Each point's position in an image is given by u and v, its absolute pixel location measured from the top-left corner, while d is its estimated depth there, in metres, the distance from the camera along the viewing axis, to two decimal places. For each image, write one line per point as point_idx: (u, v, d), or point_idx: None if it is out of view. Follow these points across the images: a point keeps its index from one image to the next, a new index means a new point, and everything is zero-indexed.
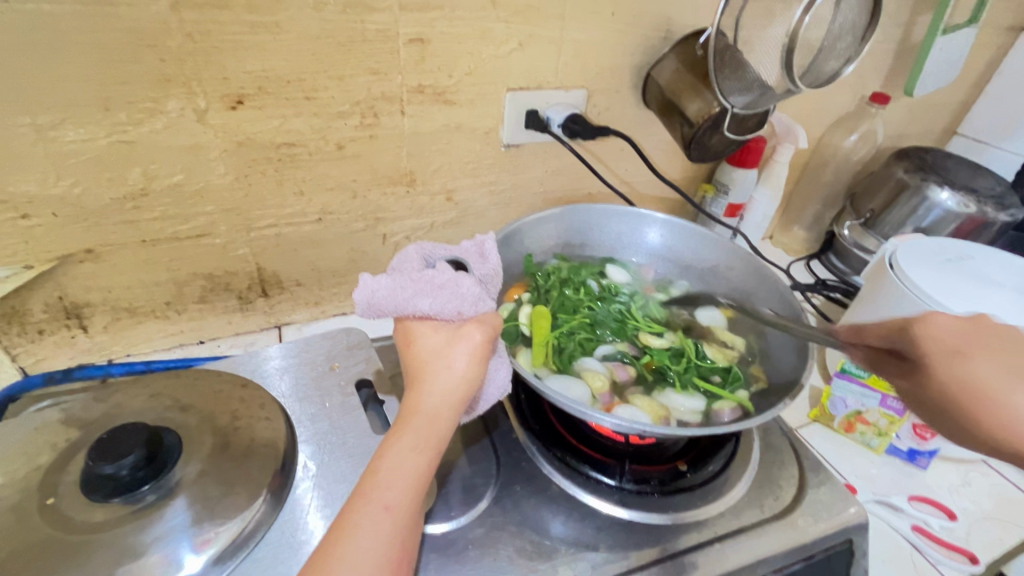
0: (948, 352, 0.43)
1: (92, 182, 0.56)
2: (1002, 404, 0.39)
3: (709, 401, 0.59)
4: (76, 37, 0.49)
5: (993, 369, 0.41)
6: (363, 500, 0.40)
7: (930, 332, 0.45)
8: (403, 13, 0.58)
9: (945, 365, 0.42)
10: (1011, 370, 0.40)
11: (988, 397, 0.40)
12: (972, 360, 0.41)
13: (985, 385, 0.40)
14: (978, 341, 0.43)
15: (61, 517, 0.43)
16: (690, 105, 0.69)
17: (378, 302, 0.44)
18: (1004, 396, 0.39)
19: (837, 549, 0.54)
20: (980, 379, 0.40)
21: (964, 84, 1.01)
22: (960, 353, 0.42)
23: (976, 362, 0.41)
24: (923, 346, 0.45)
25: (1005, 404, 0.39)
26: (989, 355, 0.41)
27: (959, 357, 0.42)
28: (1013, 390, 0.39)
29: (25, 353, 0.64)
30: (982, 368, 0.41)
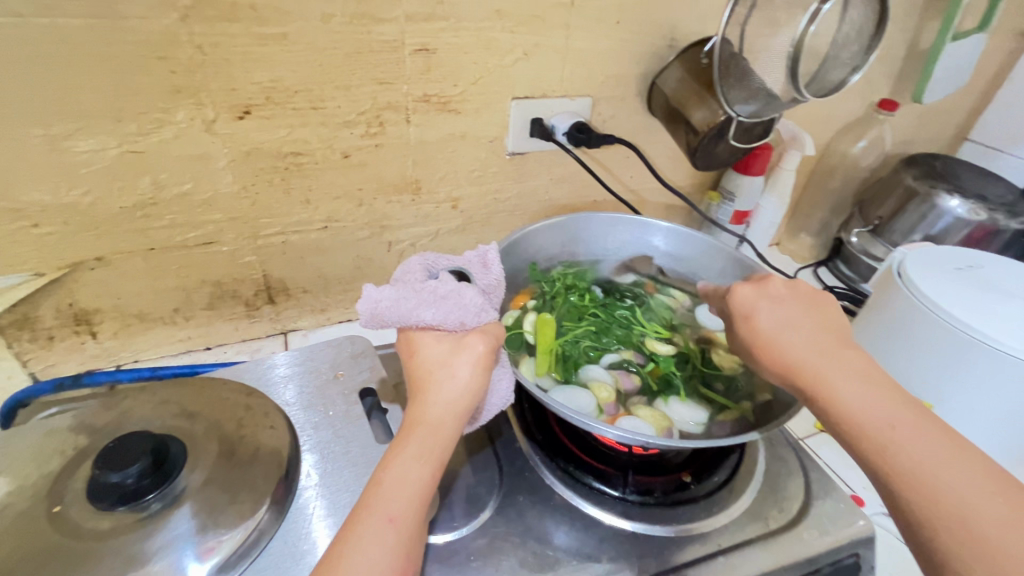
0: (742, 311, 0.51)
1: (102, 191, 0.57)
2: (786, 355, 0.47)
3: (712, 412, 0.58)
4: (88, 50, 0.49)
5: (775, 321, 0.49)
6: (368, 511, 0.40)
7: (734, 296, 0.52)
8: (409, 24, 0.59)
9: (738, 322, 0.51)
10: (788, 323, 0.48)
11: (764, 349, 0.48)
12: (758, 313, 0.50)
13: (769, 338, 0.48)
14: (763, 300, 0.51)
15: (68, 524, 0.43)
16: (696, 113, 0.69)
17: (382, 313, 0.44)
18: (785, 350, 0.47)
19: (843, 563, 0.53)
20: (762, 332, 0.49)
21: (974, 90, 1.00)
22: (749, 311, 0.51)
23: (762, 316, 0.50)
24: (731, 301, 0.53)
25: (785, 351, 0.47)
26: (769, 311, 0.50)
27: (748, 317, 0.50)
28: (784, 338, 0.47)
29: (36, 358, 0.65)
30: (764, 324, 0.49)
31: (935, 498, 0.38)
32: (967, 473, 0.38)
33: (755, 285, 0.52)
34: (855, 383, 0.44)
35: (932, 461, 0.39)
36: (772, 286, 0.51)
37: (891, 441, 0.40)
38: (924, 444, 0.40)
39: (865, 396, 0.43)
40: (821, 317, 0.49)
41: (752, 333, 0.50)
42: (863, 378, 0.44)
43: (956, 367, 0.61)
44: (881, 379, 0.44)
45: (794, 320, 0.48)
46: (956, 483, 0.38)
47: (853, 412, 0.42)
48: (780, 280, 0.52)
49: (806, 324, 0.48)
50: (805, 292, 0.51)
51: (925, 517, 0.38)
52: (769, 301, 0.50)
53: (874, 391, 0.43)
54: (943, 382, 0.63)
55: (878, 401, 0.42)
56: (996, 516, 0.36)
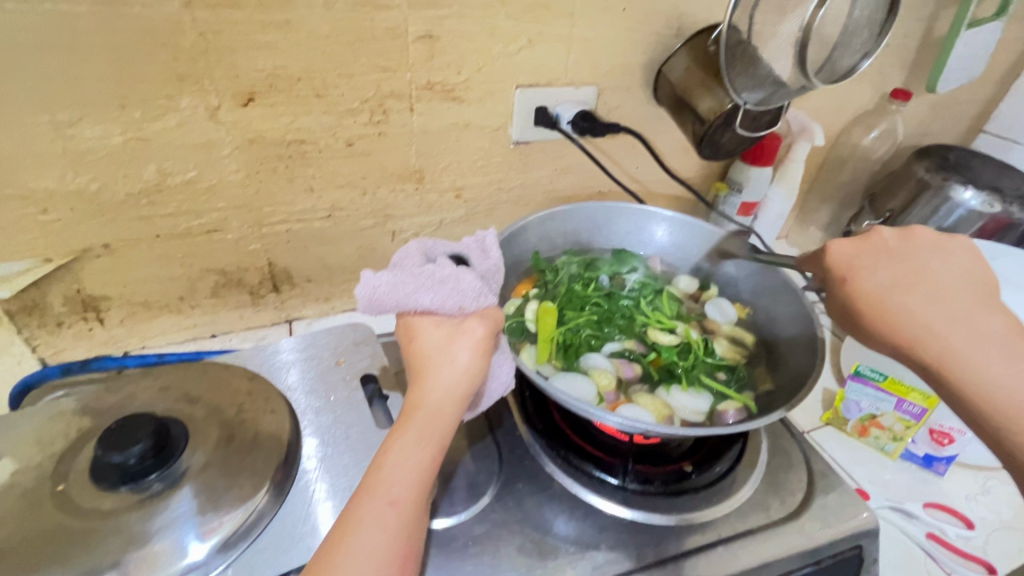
0: (845, 271, 0.49)
1: (108, 178, 0.58)
2: (898, 317, 0.45)
3: (713, 402, 0.58)
4: (93, 37, 0.50)
5: (887, 280, 0.47)
6: (369, 496, 0.40)
7: (830, 256, 0.50)
8: (412, 11, 0.59)
9: (836, 283, 0.49)
10: (901, 281, 0.46)
11: (876, 308, 0.46)
12: (865, 272, 0.48)
13: (883, 299, 0.46)
14: (868, 256, 0.48)
15: (71, 504, 0.44)
16: (701, 102, 0.69)
17: (379, 297, 0.44)
18: (902, 314, 0.45)
19: (845, 554, 0.53)
20: (874, 292, 0.47)
21: (991, 80, 0.98)
22: (853, 271, 0.48)
23: (869, 276, 0.47)
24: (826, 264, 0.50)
25: (906, 313, 0.45)
26: (877, 268, 0.47)
27: (851, 278, 0.48)
28: (906, 299, 0.45)
29: (45, 344, 0.66)
30: (871, 284, 0.47)
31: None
32: None
33: (855, 241, 0.49)
34: (980, 344, 0.43)
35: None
36: (879, 240, 0.49)
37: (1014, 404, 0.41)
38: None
39: (989, 358, 0.42)
40: (943, 268, 0.46)
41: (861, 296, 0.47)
42: (988, 337, 0.43)
43: None
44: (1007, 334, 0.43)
45: (909, 276, 0.46)
46: None
47: (979, 376, 0.42)
48: (885, 233, 0.49)
49: (927, 281, 0.46)
50: (921, 242, 0.48)
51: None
52: (876, 257, 0.48)
53: (999, 351, 0.43)
54: None
55: (1003, 362, 0.42)
56: None
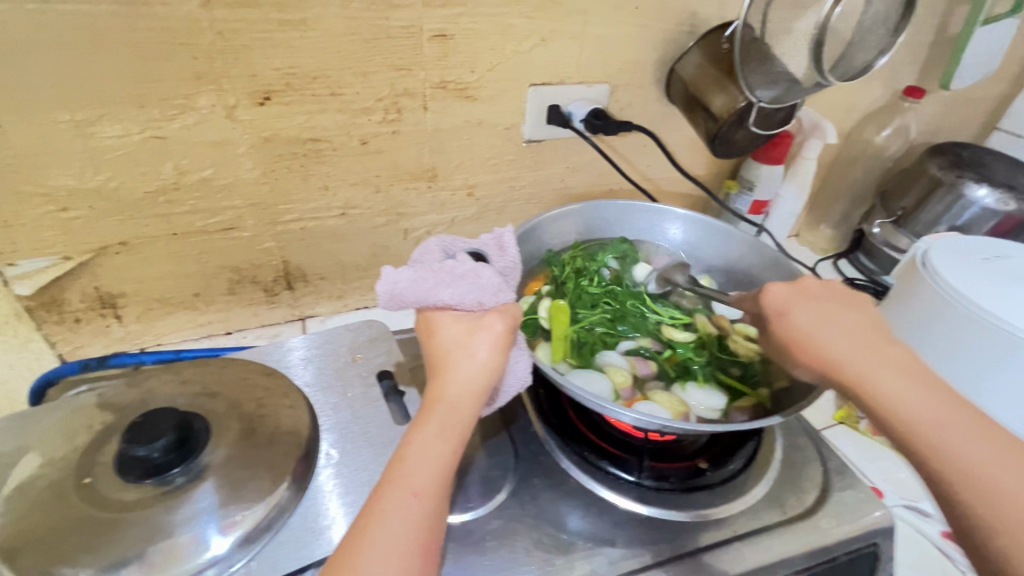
0: (774, 310, 0.50)
1: (127, 176, 0.58)
2: (823, 350, 0.46)
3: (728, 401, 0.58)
4: (114, 37, 0.50)
5: (809, 319, 0.48)
6: (392, 486, 0.40)
7: (766, 296, 0.51)
8: (427, 10, 0.59)
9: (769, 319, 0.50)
10: (819, 317, 0.47)
11: (800, 343, 0.47)
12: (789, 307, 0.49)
13: (804, 334, 0.47)
14: (798, 297, 0.50)
15: (96, 496, 0.45)
16: (714, 100, 0.69)
17: (400, 292, 0.45)
18: (822, 348, 0.46)
19: (861, 552, 0.53)
20: (797, 328, 0.48)
21: (1004, 77, 0.97)
22: (787, 307, 0.49)
23: (796, 314, 0.48)
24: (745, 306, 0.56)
25: (823, 346, 0.46)
26: (804, 305, 0.49)
27: (783, 315, 0.49)
28: (823, 333, 0.46)
29: (63, 340, 0.66)
30: (800, 319, 0.48)
31: (982, 500, 0.37)
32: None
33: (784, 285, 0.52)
34: (899, 379, 0.42)
35: (982, 461, 0.38)
36: (806, 285, 0.50)
37: (941, 437, 0.39)
38: (970, 441, 0.39)
39: (909, 394, 0.41)
40: (849, 312, 0.48)
41: (811, 330, 0.47)
42: (911, 376, 0.42)
43: (969, 356, 0.60)
44: (924, 373, 0.43)
45: (825, 315, 0.47)
46: None
47: (898, 413, 0.41)
48: (813, 280, 0.51)
49: (836, 317, 0.47)
50: (835, 291, 0.50)
51: (981, 519, 0.37)
52: (803, 299, 0.49)
53: (921, 389, 0.41)
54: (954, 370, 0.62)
55: (922, 397, 0.41)
56: None
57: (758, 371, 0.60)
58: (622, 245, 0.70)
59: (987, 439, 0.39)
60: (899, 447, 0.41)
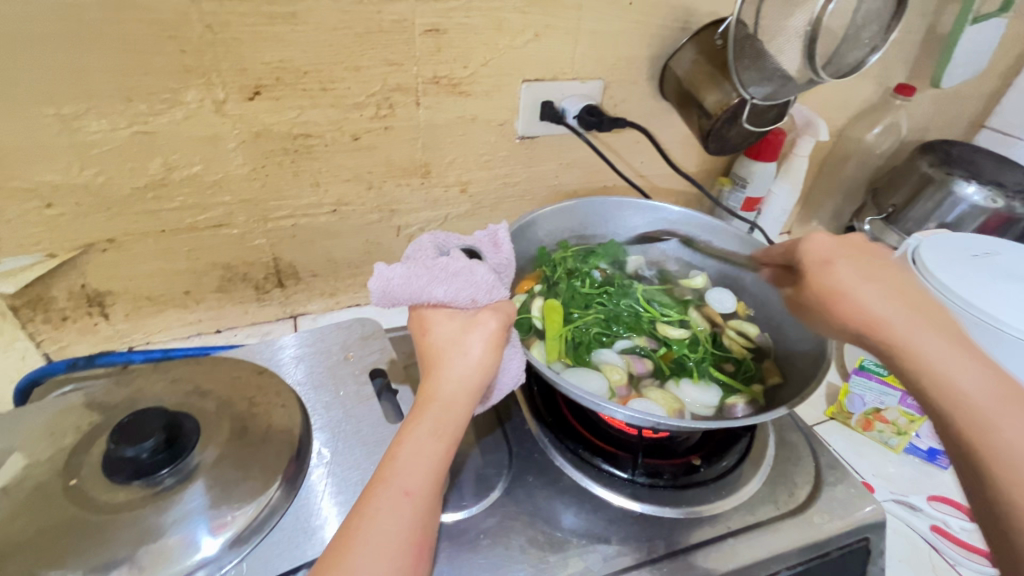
0: (817, 262, 0.51)
1: (114, 172, 0.57)
2: (865, 306, 0.46)
3: (722, 397, 0.58)
4: (100, 29, 0.49)
5: (851, 273, 0.48)
6: (384, 486, 0.40)
7: (809, 248, 0.52)
8: (419, 4, 0.58)
9: (810, 268, 0.51)
10: (866, 275, 0.48)
11: (840, 296, 0.48)
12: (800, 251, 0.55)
13: (844, 288, 0.47)
14: (845, 253, 0.50)
15: (84, 497, 0.44)
16: (708, 96, 0.69)
17: (392, 290, 0.44)
18: (864, 305, 0.46)
19: (853, 547, 0.53)
20: (836, 280, 0.48)
21: (993, 75, 0.98)
22: (831, 258, 0.50)
23: (839, 268, 0.49)
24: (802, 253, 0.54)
25: (864, 303, 0.46)
26: (851, 262, 0.49)
27: (829, 265, 0.50)
28: (864, 288, 0.47)
29: (49, 339, 0.65)
30: (843, 272, 0.49)
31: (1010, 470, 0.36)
32: None
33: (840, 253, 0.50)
34: (936, 339, 0.43)
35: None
36: (854, 244, 0.51)
37: (988, 412, 0.38)
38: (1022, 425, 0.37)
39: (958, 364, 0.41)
40: (902, 274, 0.49)
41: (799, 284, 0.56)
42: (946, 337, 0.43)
43: None
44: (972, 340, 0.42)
45: (863, 267, 0.49)
46: None
47: (932, 372, 0.41)
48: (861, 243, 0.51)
49: (883, 276, 0.48)
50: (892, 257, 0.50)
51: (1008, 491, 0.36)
52: (850, 255, 0.50)
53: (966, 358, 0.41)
54: None
55: (970, 367, 0.41)
56: None
57: (749, 368, 0.62)
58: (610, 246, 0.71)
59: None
60: (930, 410, 0.41)
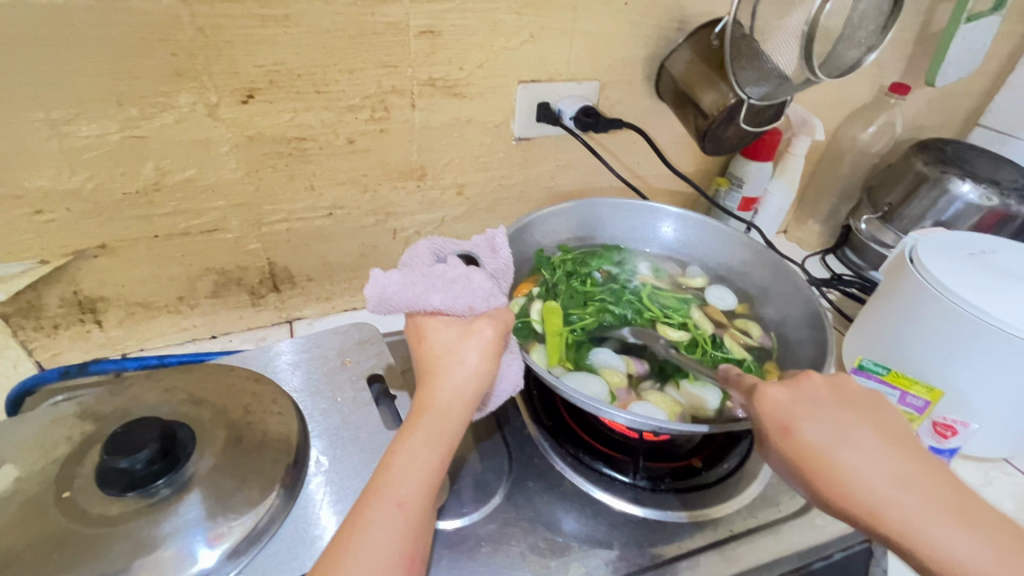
0: (783, 417, 0.44)
1: (105, 177, 0.57)
2: (855, 476, 0.40)
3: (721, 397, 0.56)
4: (89, 33, 0.49)
5: (820, 433, 0.42)
6: (377, 496, 0.40)
7: (762, 404, 0.45)
8: (414, 6, 0.58)
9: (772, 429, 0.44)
10: (838, 434, 0.42)
11: (818, 467, 0.41)
12: (798, 414, 0.43)
13: (815, 444, 0.42)
14: (804, 405, 0.44)
15: (77, 510, 0.43)
16: (704, 97, 0.68)
17: (389, 297, 0.44)
18: (851, 483, 0.40)
19: (856, 549, 0.52)
20: (808, 446, 0.42)
21: (986, 74, 0.98)
22: (790, 421, 0.43)
23: (807, 428, 0.43)
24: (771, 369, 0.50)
25: (855, 476, 0.40)
26: (813, 421, 0.43)
27: (788, 432, 0.43)
28: (856, 457, 0.41)
29: (41, 347, 0.64)
30: (812, 433, 0.42)
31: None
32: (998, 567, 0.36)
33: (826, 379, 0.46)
34: (934, 511, 0.38)
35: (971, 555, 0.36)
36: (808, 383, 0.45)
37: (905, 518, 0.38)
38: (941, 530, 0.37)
39: (878, 469, 0.40)
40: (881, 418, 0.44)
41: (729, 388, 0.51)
42: (939, 504, 0.38)
43: (962, 356, 0.59)
44: (962, 497, 0.39)
45: (839, 421, 0.43)
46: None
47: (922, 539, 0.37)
48: (817, 377, 0.46)
49: (861, 432, 0.42)
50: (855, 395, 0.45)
51: None
52: (814, 404, 0.44)
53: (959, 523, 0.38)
54: (947, 370, 0.61)
55: (889, 474, 0.40)
56: None
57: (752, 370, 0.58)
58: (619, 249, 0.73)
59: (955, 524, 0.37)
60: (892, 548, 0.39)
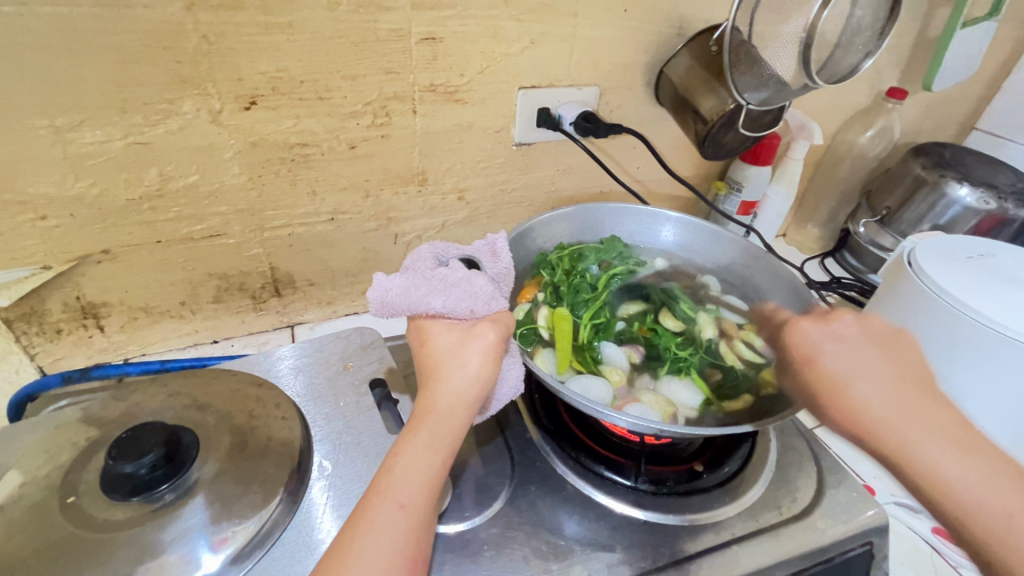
0: (807, 351, 0.53)
1: (109, 183, 0.57)
2: (867, 401, 0.47)
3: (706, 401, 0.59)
4: (94, 41, 0.49)
5: (841, 363, 0.51)
6: (379, 498, 0.40)
7: (796, 341, 0.55)
8: (416, 12, 0.58)
9: (799, 361, 0.53)
10: (855, 365, 0.50)
11: (833, 389, 0.49)
12: (824, 347, 0.52)
13: (836, 375, 0.50)
14: (830, 343, 0.53)
15: (83, 515, 0.43)
16: (703, 103, 0.69)
17: (391, 301, 0.44)
18: (859, 402, 0.48)
19: (856, 551, 0.53)
20: (828, 372, 0.50)
21: (983, 78, 0.99)
22: (815, 355, 0.53)
23: (828, 359, 0.51)
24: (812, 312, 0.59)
25: (864, 397, 0.48)
26: (836, 354, 0.51)
27: (813, 361, 0.52)
28: (865, 383, 0.48)
29: (44, 352, 0.65)
30: (832, 364, 0.51)
31: (941, 488, 0.43)
32: (978, 482, 0.43)
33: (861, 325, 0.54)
34: (929, 436, 0.45)
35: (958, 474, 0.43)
36: (837, 324, 0.54)
37: (896, 434, 0.46)
38: (936, 448, 0.45)
39: (884, 393, 0.48)
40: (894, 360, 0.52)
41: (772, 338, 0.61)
42: (933, 433, 0.45)
43: (963, 359, 0.60)
44: (964, 434, 0.46)
45: (860, 356, 0.51)
46: (971, 488, 0.43)
47: (914, 453, 0.45)
48: (848, 320, 0.54)
49: (874, 368, 0.50)
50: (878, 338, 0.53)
51: (951, 514, 0.43)
52: (836, 342, 0.52)
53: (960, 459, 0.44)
54: (947, 373, 0.61)
55: (891, 398, 0.47)
56: (991, 497, 0.42)
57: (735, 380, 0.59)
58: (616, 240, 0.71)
59: (949, 448, 0.45)
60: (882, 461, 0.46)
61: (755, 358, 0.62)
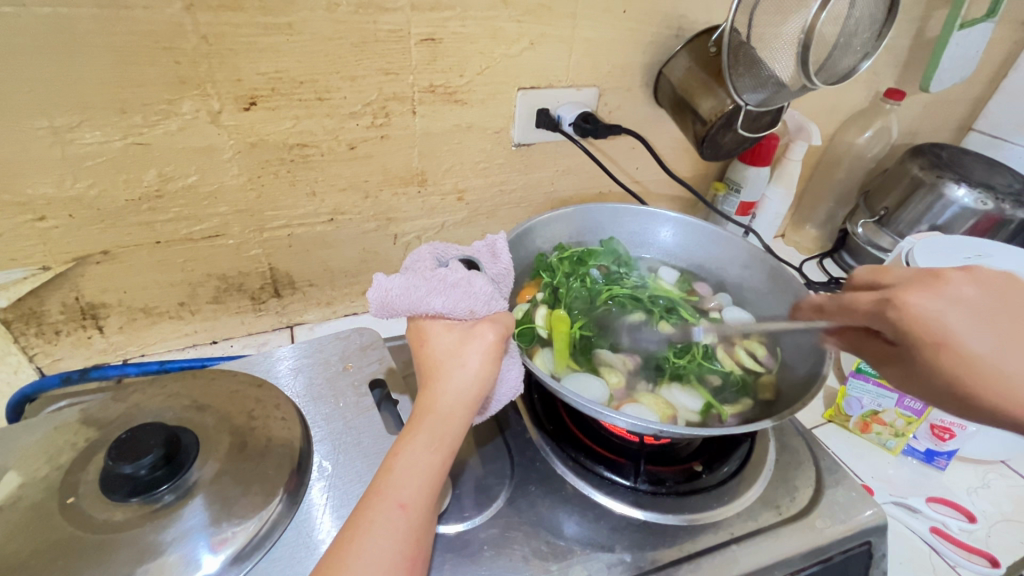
0: (936, 335, 0.42)
1: (108, 184, 0.57)
2: None
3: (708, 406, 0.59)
4: (94, 42, 0.49)
5: (984, 341, 0.41)
6: (379, 498, 0.40)
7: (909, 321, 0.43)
8: (415, 13, 0.58)
9: (924, 346, 0.43)
10: (1007, 342, 0.41)
11: (985, 377, 0.41)
12: (950, 322, 0.42)
13: (983, 359, 0.41)
14: (960, 315, 0.42)
15: (83, 516, 0.43)
16: (702, 103, 0.69)
17: (391, 301, 0.45)
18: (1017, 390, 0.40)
19: (854, 551, 0.53)
20: (969, 357, 0.41)
21: (980, 80, 0.99)
22: (949, 338, 0.42)
23: (965, 343, 0.41)
24: (886, 281, 0.48)
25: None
26: (972, 331, 0.41)
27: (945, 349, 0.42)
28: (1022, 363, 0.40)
29: (43, 353, 0.64)
30: (973, 347, 0.41)
31: None
32: None
33: (966, 273, 0.44)
34: None
35: None
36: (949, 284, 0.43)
37: None
38: None
39: None
40: None
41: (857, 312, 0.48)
42: None
43: None
44: None
45: (994, 320, 0.41)
46: None
47: None
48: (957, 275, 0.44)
49: None
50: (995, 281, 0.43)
51: None
52: (959, 311, 0.42)
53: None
54: None
55: None
56: None
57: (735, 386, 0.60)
58: (613, 245, 0.72)
59: None
60: None
61: (755, 366, 0.63)
